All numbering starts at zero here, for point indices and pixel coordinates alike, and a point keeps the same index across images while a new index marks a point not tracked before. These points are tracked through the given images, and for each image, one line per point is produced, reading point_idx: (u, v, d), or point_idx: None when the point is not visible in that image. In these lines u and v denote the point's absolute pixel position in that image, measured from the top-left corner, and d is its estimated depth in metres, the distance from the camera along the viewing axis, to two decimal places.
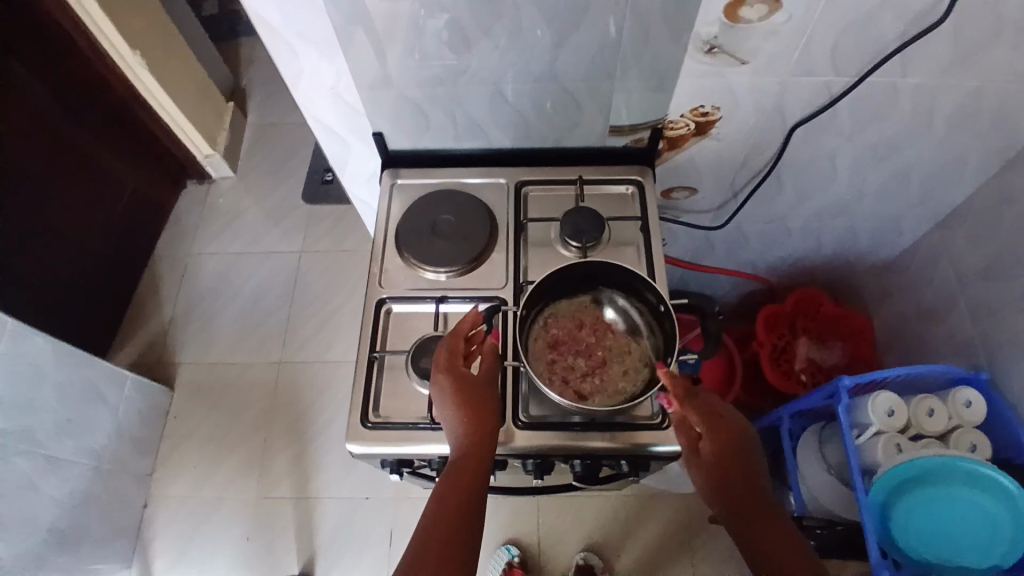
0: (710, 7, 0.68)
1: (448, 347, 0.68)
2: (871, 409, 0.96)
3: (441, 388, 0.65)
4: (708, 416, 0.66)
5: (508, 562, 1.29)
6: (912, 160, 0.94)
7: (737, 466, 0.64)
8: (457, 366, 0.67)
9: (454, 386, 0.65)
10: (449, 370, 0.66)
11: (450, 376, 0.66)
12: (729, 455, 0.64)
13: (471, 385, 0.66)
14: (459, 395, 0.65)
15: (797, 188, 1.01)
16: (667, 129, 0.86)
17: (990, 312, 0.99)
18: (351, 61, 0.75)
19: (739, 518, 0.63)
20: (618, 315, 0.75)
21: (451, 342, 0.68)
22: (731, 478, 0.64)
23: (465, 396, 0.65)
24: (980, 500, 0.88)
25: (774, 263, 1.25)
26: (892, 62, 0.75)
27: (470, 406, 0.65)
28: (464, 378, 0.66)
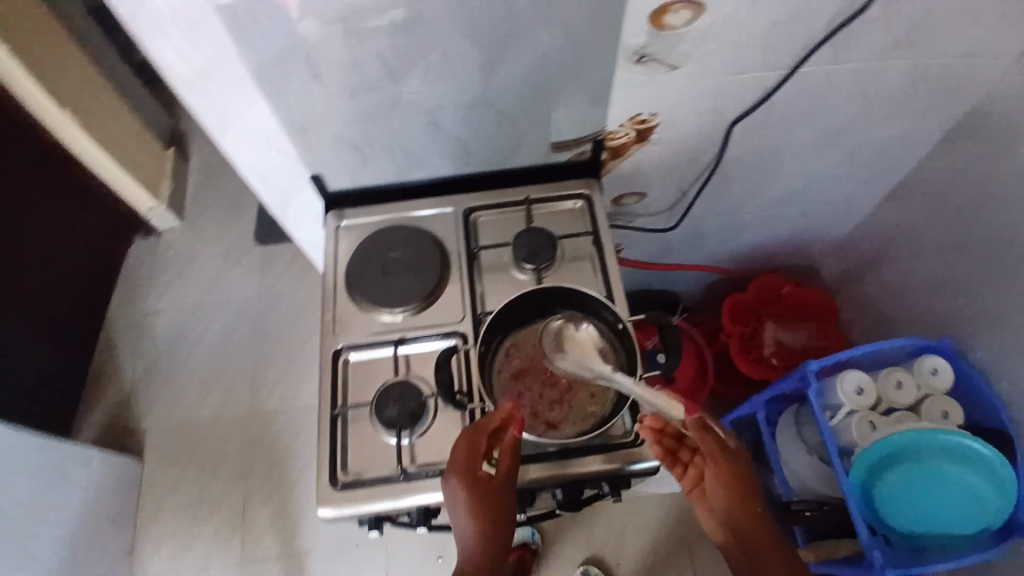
0: (633, 19, 0.66)
1: (464, 446, 0.64)
2: (841, 389, 0.98)
3: (459, 499, 0.63)
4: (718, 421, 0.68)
5: (525, 540, 1.30)
6: (855, 142, 0.95)
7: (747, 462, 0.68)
8: (475, 475, 0.63)
9: (472, 501, 0.63)
10: (468, 482, 0.63)
11: (469, 489, 0.63)
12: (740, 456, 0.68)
13: (491, 499, 0.63)
14: (475, 511, 0.63)
15: (747, 181, 1.01)
16: (609, 140, 0.85)
17: (949, 281, 1.00)
18: (274, 103, 0.72)
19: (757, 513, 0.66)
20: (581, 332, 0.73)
21: (474, 446, 0.64)
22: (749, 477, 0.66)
23: (481, 513, 0.63)
24: (959, 469, 0.88)
25: (734, 253, 1.25)
26: (824, 51, 0.75)
27: (485, 522, 0.63)
28: (485, 493, 0.63)
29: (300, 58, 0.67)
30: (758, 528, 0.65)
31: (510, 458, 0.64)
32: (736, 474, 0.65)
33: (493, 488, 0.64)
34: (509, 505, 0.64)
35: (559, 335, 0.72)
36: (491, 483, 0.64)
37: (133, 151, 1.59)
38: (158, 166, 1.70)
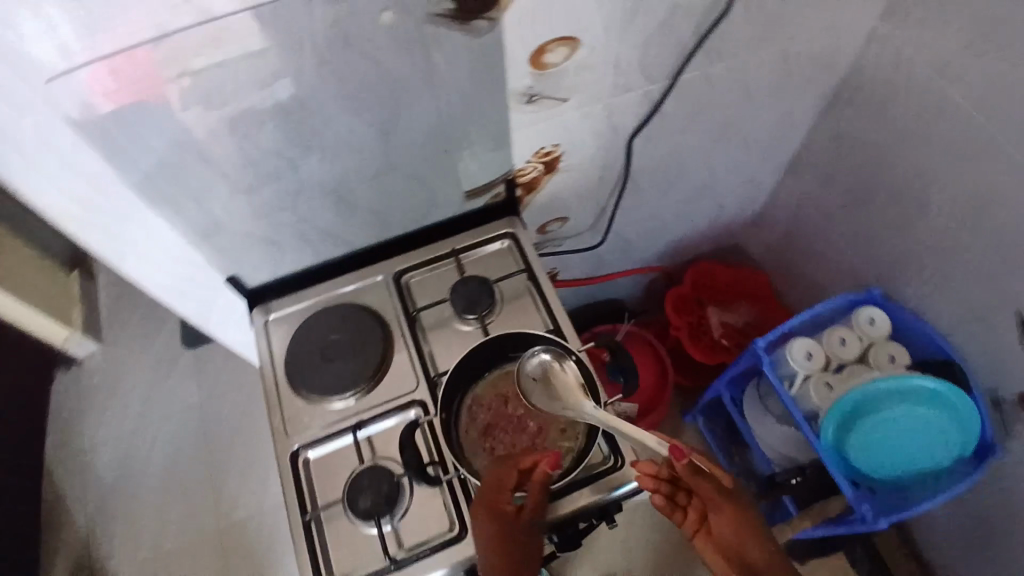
0: (514, 63, 0.68)
1: (494, 478, 0.62)
2: (792, 358, 1.01)
3: (483, 529, 0.62)
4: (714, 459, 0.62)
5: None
6: (747, 128, 1.00)
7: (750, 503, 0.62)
8: (501, 507, 0.61)
9: (495, 535, 0.62)
10: (494, 516, 0.61)
11: (494, 521, 0.61)
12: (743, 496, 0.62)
13: (513, 535, 0.62)
14: (495, 544, 0.62)
15: (658, 184, 1.04)
16: (519, 177, 0.87)
17: (861, 235, 1.06)
18: (169, 206, 0.68)
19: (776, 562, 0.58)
20: (546, 362, 0.71)
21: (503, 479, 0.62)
22: (754, 517, 0.60)
23: (500, 548, 0.61)
24: (921, 410, 0.90)
25: (663, 250, 1.29)
26: (698, 55, 0.79)
27: (504, 557, 0.62)
28: (507, 528, 0.62)
29: (186, 155, 0.64)
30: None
31: (540, 496, 0.62)
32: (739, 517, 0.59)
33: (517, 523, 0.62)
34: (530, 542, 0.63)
35: (546, 368, 0.70)
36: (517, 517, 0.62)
37: (25, 282, 1.49)
38: (64, 292, 1.61)
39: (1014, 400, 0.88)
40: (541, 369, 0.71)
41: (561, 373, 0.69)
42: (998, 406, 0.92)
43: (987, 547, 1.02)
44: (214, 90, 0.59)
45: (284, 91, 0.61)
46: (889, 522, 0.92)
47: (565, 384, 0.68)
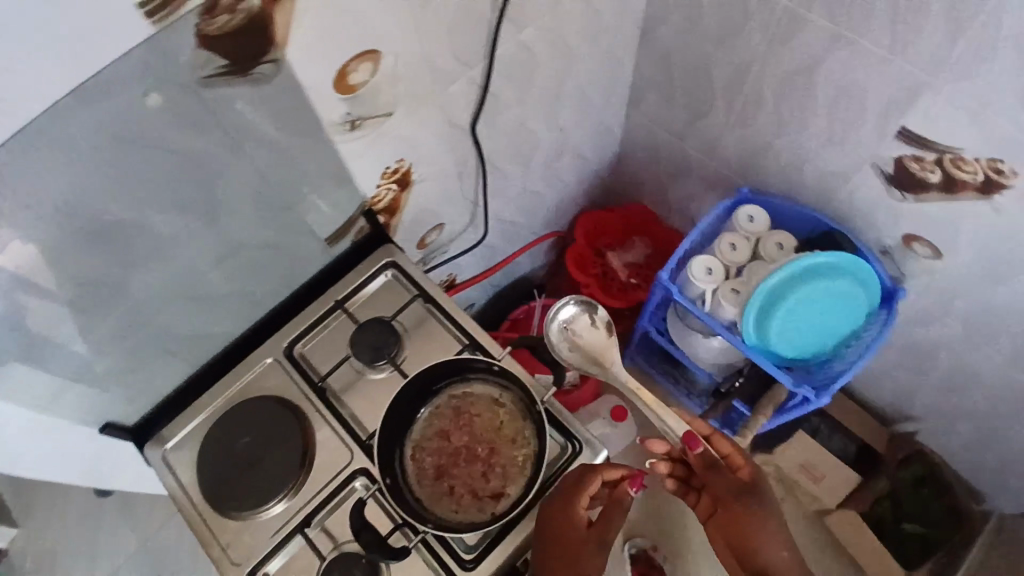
0: (322, 97, 0.63)
1: (573, 490, 0.63)
2: (695, 278, 1.04)
3: (541, 528, 0.62)
4: (734, 457, 0.85)
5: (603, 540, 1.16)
6: (579, 78, 1.00)
7: (761, 496, 0.81)
8: (577, 514, 0.61)
9: (552, 529, 0.62)
10: (560, 515, 0.62)
11: (557, 521, 0.62)
12: (761, 494, 0.81)
13: (582, 550, 0.62)
14: (550, 540, 0.61)
15: (517, 161, 1.03)
16: (375, 205, 0.82)
17: (713, 143, 1.11)
18: (25, 363, 0.61)
19: (760, 547, 0.78)
20: (573, 315, 0.93)
21: (579, 484, 0.63)
22: (764, 511, 0.79)
23: (556, 543, 0.61)
24: (821, 283, 0.95)
25: (547, 219, 1.29)
26: (506, 28, 0.78)
27: (557, 555, 0.61)
28: (569, 530, 0.61)
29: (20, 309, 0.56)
30: (768, 556, 0.77)
31: (619, 511, 0.66)
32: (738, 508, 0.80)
33: (581, 534, 0.62)
34: (590, 564, 0.62)
35: (576, 315, 0.94)
36: (582, 523, 0.62)
37: None
38: None
39: (898, 242, 0.97)
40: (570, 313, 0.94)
41: (591, 329, 0.93)
42: (887, 253, 1.00)
43: (917, 363, 1.14)
44: (8, 230, 0.51)
45: (84, 205, 0.54)
46: (830, 394, 0.98)
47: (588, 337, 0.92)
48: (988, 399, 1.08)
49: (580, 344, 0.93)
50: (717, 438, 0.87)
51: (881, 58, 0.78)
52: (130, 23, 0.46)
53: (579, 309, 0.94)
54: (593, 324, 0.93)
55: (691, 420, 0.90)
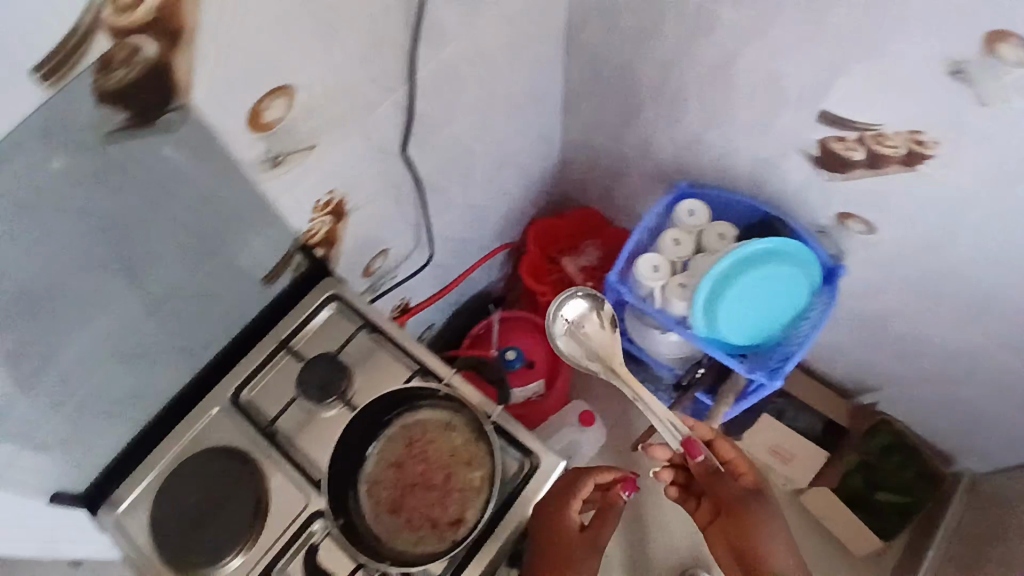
0: (236, 137, 0.62)
1: (565, 496, 0.67)
2: (643, 276, 1.04)
3: (536, 532, 0.65)
4: (738, 463, 0.94)
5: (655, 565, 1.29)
6: (509, 90, 1.01)
7: (762, 502, 0.90)
8: (571, 519, 0.66)
9: (546, 531, 0.64)
10: (555, 519, 0.65)
11: (552, 524, 0.65)
12: (763, 498, 0.90)
13: (577, 555, 0.65)
14: (546, 543, 0.64)
15: (456, 178, 1.03)
16: (312, 239, 0.81)
17: (649, 142, 1.13)
18: None
19: (761, 549, 0.86)
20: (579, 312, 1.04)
21: (571, 491, 0.68)
22: (765, 515, 0.88)
23: (551, 546, 0.64)
24: (758, 270, 0.99)
25: (496, 232, 1.29)
26: (424, 49, 0.77)
27: (553, 558, 0.64)
28: (563, 535, 0.65)
29: None
30: (769, 556, 0.86)
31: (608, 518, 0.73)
32: (742, 513, 0.89)
33: (575, 536, 0.65)
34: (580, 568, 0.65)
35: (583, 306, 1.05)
36: (576, 527, 0.66)
37: None
38: None
39: (834, 222, 0.99)
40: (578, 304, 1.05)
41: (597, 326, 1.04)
42: (823, 232, 1.02)
43: (867, 335, 1.17)
44: None
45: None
46: (781, 376, 1.01)
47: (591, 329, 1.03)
48: (939, 363, 1.11)
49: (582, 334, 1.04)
50: (721, 444, 0.96)
51: (793, 45, 0.80)
52: (20, 87, 0.45)
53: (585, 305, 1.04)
54: (597, 317, 1.04)
55: (695, 426, 0.96)
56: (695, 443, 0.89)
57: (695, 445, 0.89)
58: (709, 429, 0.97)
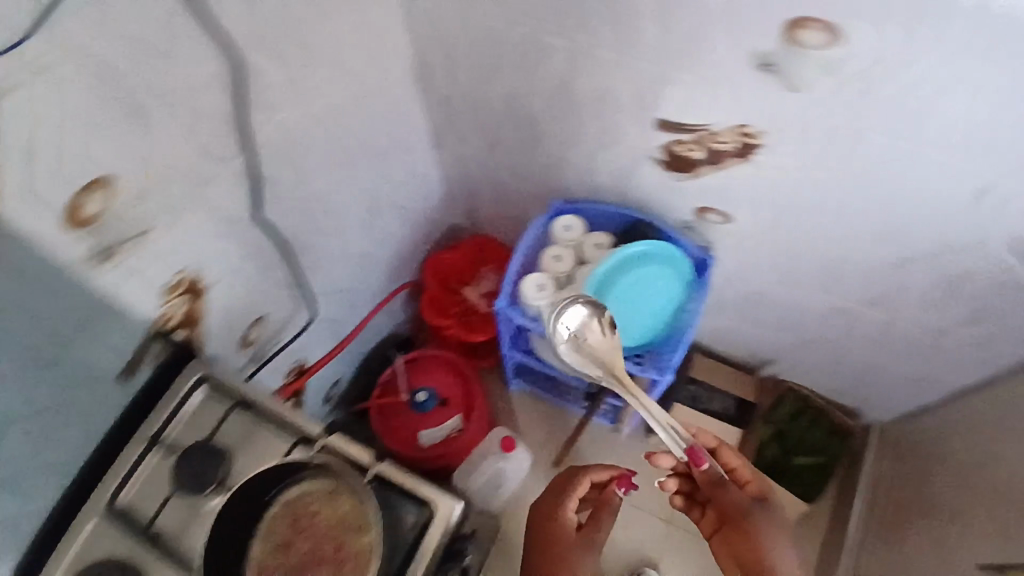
0: (51, 236, 0.59)
1: (560, 500, 1.11)
2: (528, 294, 1.07)
3: (551, 519, 1.10)
4: (742, 472, 1.08)
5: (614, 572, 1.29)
6: (367, 138, 1.01)
7: (764, 508, 1.04)
8: (570, 516, 1.10)
9: (548, 523, 1.10)
10: (556, 509, 1.11)
11: (557, 513, 1.10)
12: (765, 507, 1.04)
13: (571, 544, 1.08)
14: (549, 530, 1.09)
15: (330, 233, 1.02)
16: (170, 323, 0.78)
17: (518, 166, 1.16)
18: None
19: (766, 551, 0.99)
20: (576, 323, 1.03)
21: (569, 495, 1.12)
22: (768, 522, 1.02)
23: (555, 532, 1.09)
24: (628, 276, 1.08)
25: (389, 276, 1.28)
26: (257, 113, 0.77)
27: (559, 540, 1.08)
28: (562, 521, 1.10)
29: None
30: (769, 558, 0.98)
31: (600, 521, 1.17)
32: (748, 519, 1.02)
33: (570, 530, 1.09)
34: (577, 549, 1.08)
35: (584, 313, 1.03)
36: (575, 522, 1.12)
37: None
38: None
39: (694, 215, 1.04)
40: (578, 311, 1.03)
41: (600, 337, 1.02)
42: (690, 228, 1.07)
43: (752, 314, 1.23)
44: None
45: None
46: (671, 370, 1.07)
47: (593, 338, 1.02)
48: (819, 329, 1.18)
49: (581, 342, 1.03)
50: (724, 452, 1.09)
51: (617, 62, 0.84)
52: None
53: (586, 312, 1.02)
54: (598, 326, 1.02)
55: (699, 434, 1.07)
56: (699, 454, 0.98)
57: (699, 453, 0.97)
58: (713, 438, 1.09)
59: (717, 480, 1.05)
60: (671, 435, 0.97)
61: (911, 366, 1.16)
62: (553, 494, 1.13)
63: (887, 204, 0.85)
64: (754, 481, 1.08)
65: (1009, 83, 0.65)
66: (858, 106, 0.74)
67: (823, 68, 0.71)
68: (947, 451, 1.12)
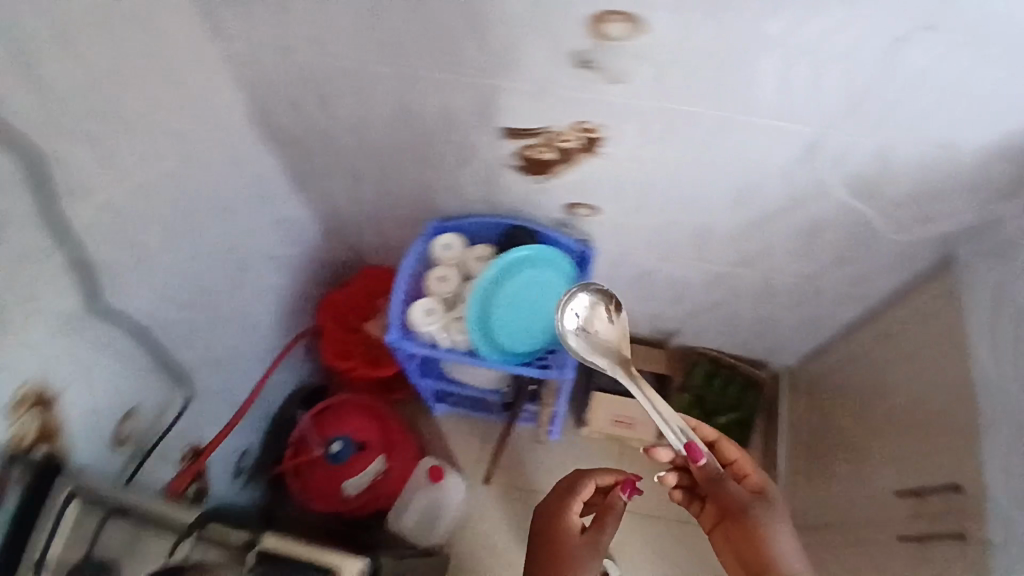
0: None
1: (565, 503, 1.06)
2: (418, 321, 1.06)
3: (552, 527, 1.05)
4: (743, 466, 0.96)
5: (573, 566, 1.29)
6: (215, 196, 0.97)
7: (767, 504, 0.89)
8: (572, 521, 1.04)
9: (551, 528, 1.05)
10: (557, 515, 1.06)
11: (558, 519, 1.05)
12: (770, 502, 0.90)
13: (573, 549, 1.02)
14: (549, 538, 1.04)
15: (194, 301, 0.97)
16: (25, 441, 0.72)
17: (386, 195, 1.14)
18: None
19: (767, 548, 0.85)
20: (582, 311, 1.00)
21: (569, 499, 1.06)
22: (777, 519, 0.88)
23: (558, 539, 1.03)
24: (514, 281, 1.08)
25: (279, 328, 1.24)
26: (73, 198, 0.72)
27: (561, 547, 1.02)
28: (564, 528, 1.04)
29: None
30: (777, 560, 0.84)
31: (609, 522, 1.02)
32: (746, 515, 0.88)
33: (573, 535, 1.03)
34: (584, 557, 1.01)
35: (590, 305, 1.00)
36: (576, 530, 1.04)
37: None
38: None
39: (565, 211, 1.06)
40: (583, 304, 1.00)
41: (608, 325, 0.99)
42: (567, 225, 1.09)
43: (645, 293, 1.26)
44: None
45: None
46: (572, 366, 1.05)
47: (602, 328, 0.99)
48: (707, 297, 1.23)
49: (590, 332, 0.99)
50: (724, 447, 0.99)
51: (447, 80, 0.84)
52: None
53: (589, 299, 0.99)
54: (606, 314, 0.99)
55: (698, 427, 0.99)
56: (697, 451, 0.87)
57: (696, 446, 0.87)
58: (711, 430, 1.00)
59: (715, 479, 0.91)
60: (674, 427, 0.88)
61: (799, 317, 1.20)
62: (554, 497, 1.08)
63: (736, 175, 0.85)
64: (758, 476, 0.95)
65: (808, 45, 0.65)
66: (682, 90, 0.74)
67: (638, 55, 0.71)
68: (846, 385, 1.15)
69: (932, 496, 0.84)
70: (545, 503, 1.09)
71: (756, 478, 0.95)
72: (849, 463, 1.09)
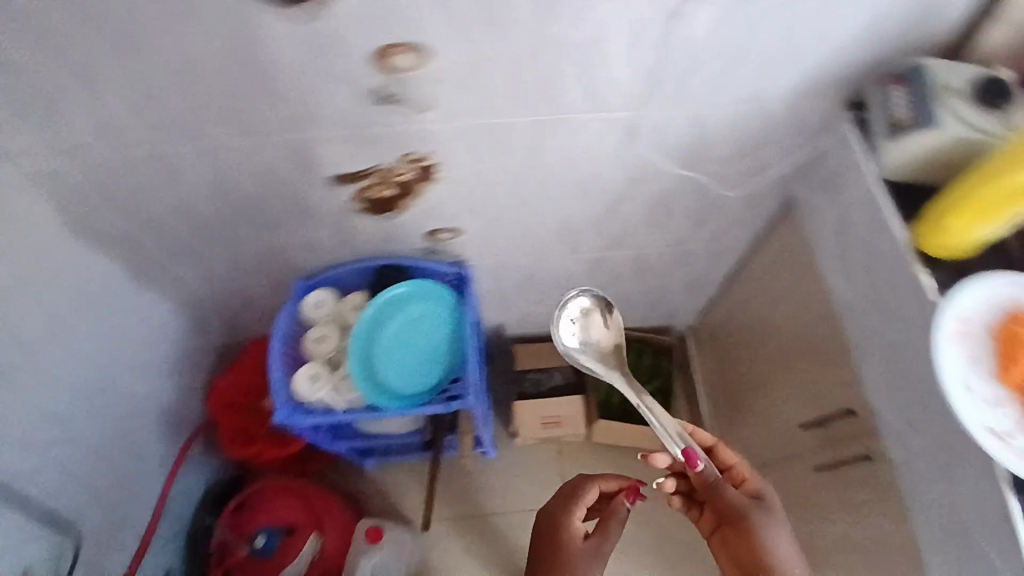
0: None
1: (568, 509, 0.99)
2: (303, 390, 1.00)
3: (557, 539, 0.98)
4: (741, 470, 0.83)
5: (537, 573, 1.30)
6: (52, 318, 0.86)
7: (765, 510, 0.78)
8: (575, 529, 0.98)
9: (552, 540, 0.98)
10: (558, 527, 0.98)
11: (561, 529, 0.98)
12: (769, 509, 0.78)
13: (576, 559, 0.96)
14: (552, 552, 0.97)
15: (52, 438, 0.87)
16: None
17: (244, 264, 1.06)
18: None
19: (768, 555, 0.74)
20: (580, 315, 0.94)
21: (569, 505, 0.99)
22: (777, 527, 0.77)
23: (558, 552, 0.97)
24: (395, 320, 1.03)
25: (168, 433, 1.14)
26: None
27: (562, 560, 0.96)
28: (568, 539, 0.97)
29: None
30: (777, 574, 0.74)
31: (618, 524, 0.97)
32: (745, 522, 0.76)
33: (576, 545, 0.97)
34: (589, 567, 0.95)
35: (586, 314, 0.94)
36: (580, 539, 0.98)
37: None
38: None
39: (427, 239, 1.02)
40: (580, 312, 0.94)
41: (607, 330, 0.93)
42: (434, 251, 1.06)
43: (539, 292, 1.26)
44: None
45: None
46: (473, 392, 1.00)
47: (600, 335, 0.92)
48: (596, 282, 1.23)
49: (586, 340, 0.93)
50: (722, 449, 0.85)
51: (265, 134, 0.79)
52: None
53: (588, 300, 0.94)
54: (605, 323, 0.93)
55: (694, 430, 0.85)
56: (693, 454, 0.78)
57: (694, 452, 0.78)
58: (709, 432, 0.86)
59: (712, 484, 0.79)
60: (672, 431, 0.79)
61: (686, 277, 1.22)
62: (556, 505, 1.00)
63: (576, 164, 0.86)
64: (753, 479, 0.82)
65: (593, 34, 0.66)
66: (496, 94, 0.73)
67: (437, 78, 0.70)
68: (739, 330, 1.18)
69: (833, 424, 0.87)
70: (548, 510, 1.01)
71: (757, 484, 0.82)
72: (758, 405, 1.12)
